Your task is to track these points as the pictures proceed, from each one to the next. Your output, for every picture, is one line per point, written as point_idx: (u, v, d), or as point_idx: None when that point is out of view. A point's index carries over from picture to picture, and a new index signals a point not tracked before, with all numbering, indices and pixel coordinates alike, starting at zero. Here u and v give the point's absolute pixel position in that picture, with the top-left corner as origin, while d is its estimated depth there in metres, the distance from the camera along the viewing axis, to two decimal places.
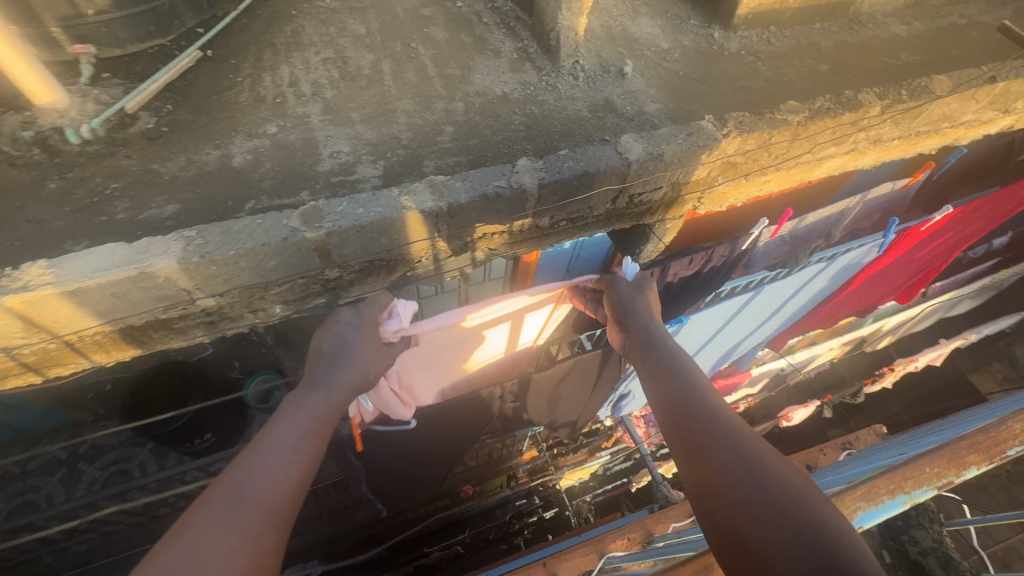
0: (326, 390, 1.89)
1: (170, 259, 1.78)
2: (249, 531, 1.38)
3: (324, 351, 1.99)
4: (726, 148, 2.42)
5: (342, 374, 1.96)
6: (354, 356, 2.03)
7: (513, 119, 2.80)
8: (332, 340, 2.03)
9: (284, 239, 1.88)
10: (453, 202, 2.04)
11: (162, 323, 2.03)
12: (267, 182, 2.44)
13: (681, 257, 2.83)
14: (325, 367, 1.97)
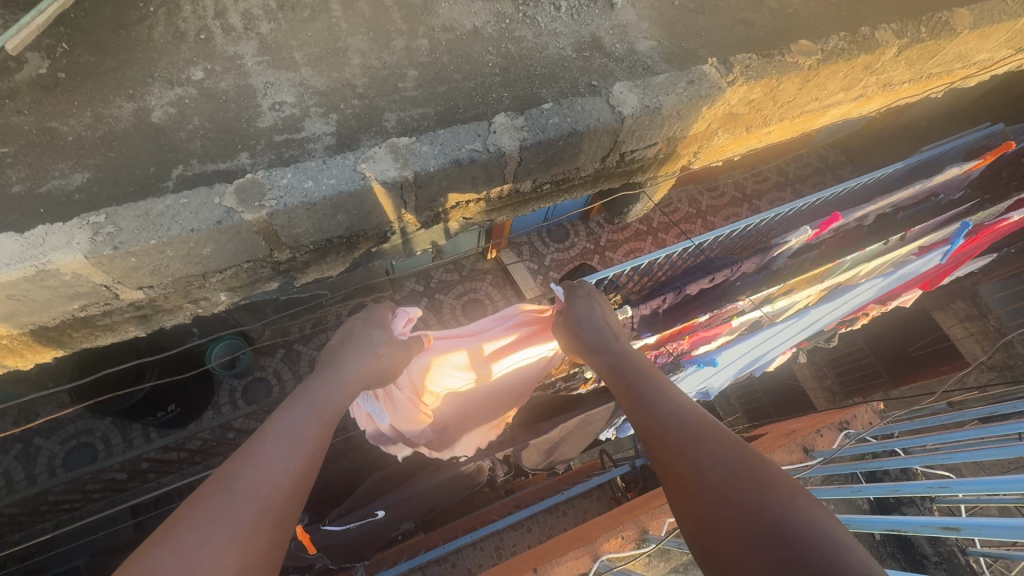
0: (336, 380, 1.74)
1: (75, 254, 1.47)
2: (242, 525, 1.14)
3: (339, 348, 1.93)
4: (730, 98, 2.14)
5: (354, 366, 1.81)
6: (362, 354, 1.87)
7: (487, 61, 2.40)
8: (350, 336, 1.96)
9: (217, 223, 1.57)
10: (420, 170, 1.74)
11: (83, 321, 1.75)
12: (196, 142, 2.06)
13: (702, 275, 2.59)
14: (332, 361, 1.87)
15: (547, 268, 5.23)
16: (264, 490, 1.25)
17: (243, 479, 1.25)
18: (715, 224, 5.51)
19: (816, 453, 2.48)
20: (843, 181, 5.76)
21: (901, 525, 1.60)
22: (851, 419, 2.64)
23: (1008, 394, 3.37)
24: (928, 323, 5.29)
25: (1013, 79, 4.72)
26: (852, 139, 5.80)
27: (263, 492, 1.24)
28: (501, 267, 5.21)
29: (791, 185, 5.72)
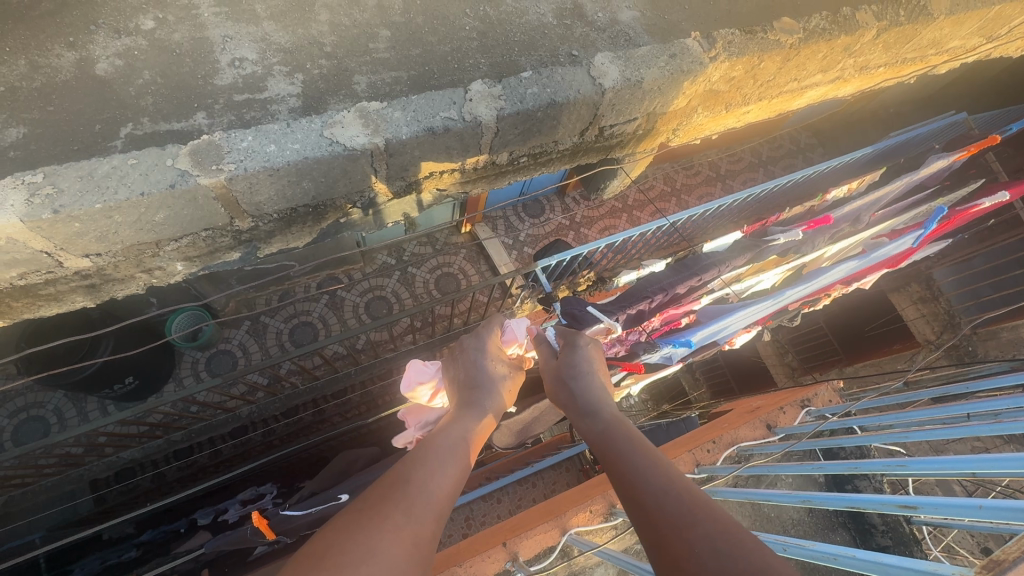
0: (478, 411, 1.71)
1: (9, 216, 1.34)
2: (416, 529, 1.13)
3: (462, 381, 1.87)
4: (711, 74, 2.10)
5: (487, 401, 1.77)
6: (487, 384, 1.85)
7: (464, 23, 2.29)
8: (466, 369, 1.91)
9: (170, 187, 1.46)
10: (392, 138, 1.65)
11: (25, 291, 1.62)
12: (147, 99, 1.90)
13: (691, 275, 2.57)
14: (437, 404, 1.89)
15: (521, 244, 5.17)
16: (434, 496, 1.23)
17: (416, 485, 1.24)
18: (688, 202, 5.55)
19: (778, 428, 2.57)
20: (813, 164, 5.88)
21: (834, 502, 1.72)
22: (812, 396, 2.76)
23: (957, 372, 3.55)
24: (886, 304, 5.55)
25: (977, 70, 4.86)
26: (823, 123, 5.90)
27: (431, 490, 1.24)
28: (475, 242, 5.13)
29: (763, 167, 5.80)
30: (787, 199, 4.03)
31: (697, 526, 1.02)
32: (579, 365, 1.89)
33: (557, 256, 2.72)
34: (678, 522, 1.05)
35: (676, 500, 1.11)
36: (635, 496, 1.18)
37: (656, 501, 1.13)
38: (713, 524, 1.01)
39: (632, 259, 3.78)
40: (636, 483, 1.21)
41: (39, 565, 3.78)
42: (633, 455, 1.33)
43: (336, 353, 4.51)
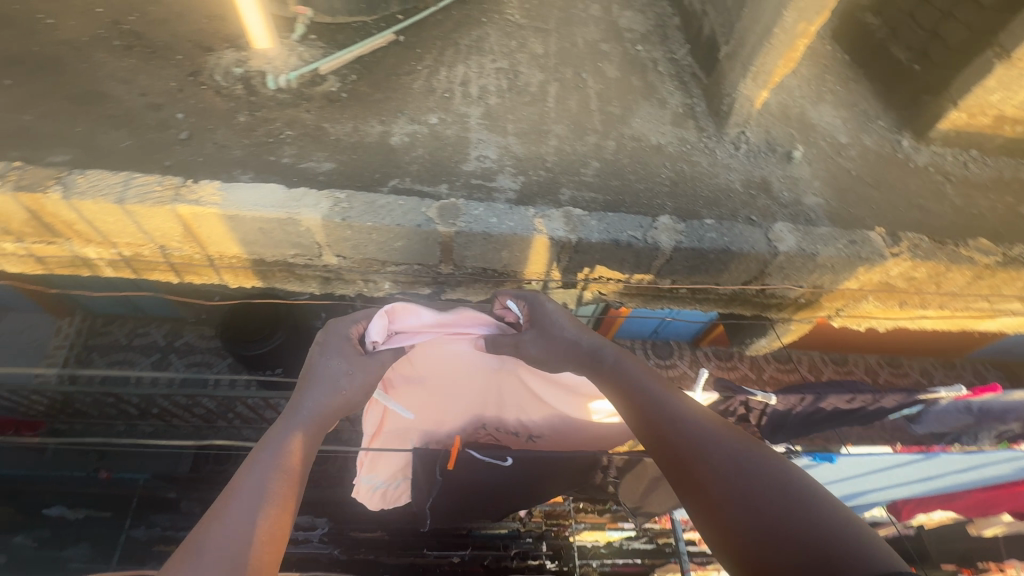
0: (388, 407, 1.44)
1: (316, 213, 1.91)
2: None
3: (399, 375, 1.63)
4: (890, 268, 2.17)
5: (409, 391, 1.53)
6: (329, 379, 1.55)
7: (661, 173, 2.72)
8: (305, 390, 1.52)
9: (417, 226, 1.95)
10: (583, 239, 2.00)
11: (288, 266, 2.17)
12: (414, 166, 2.55)
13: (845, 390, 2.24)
14: (313, 399, 1.52)
15: None
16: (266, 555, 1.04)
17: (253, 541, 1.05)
18: None
19: None
20: None
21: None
22: None
23: None
24: None
25: None
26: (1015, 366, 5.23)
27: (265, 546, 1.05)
28: None
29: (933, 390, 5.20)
30: None
31: (713, 454, 1.18)
32: (553, 320, 1.72)
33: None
34: (695, 452, 1.20)
35: (701, 429, 1.25)
36: (658, 426, 1.31)
37: (675, 434, 1.26)
38: (727, 441, 1.21)
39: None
40: (655, 417, 1.33)
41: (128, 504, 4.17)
42: (646, 388, 1.42)
43: None
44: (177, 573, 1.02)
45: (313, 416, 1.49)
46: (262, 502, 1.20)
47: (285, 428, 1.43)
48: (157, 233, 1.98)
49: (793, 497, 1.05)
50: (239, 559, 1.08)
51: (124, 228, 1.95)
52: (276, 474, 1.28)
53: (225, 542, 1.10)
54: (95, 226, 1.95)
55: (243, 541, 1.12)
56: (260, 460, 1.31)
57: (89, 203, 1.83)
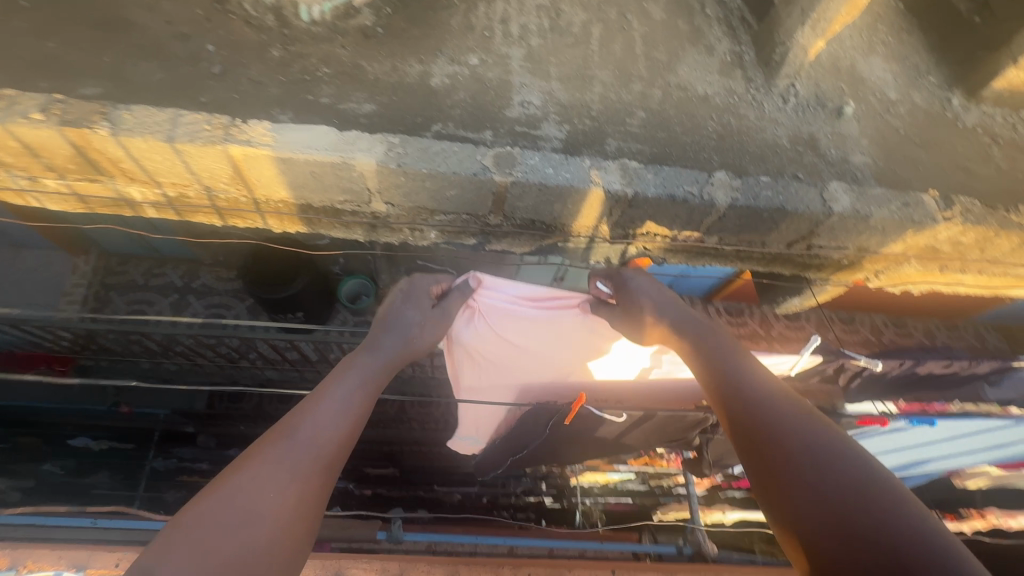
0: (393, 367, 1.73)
1: (371, 158, 1.86)
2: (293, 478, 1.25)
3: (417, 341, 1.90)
4: (940, 232, 2.16)
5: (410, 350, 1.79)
6: (401, 335, 1.87)
7: (707, 125, 2.64)
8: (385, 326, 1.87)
9: (473, 175, 1.91)
10: (640, 193, 1.98)
11: (335, 212, 2.14)
12: (456, 111, 2.44)
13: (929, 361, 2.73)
14: (387, 341, 1.81)
15: None
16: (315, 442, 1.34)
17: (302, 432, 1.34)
18: None
19: None
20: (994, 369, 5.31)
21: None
22: None
23: None
24: None
25: None
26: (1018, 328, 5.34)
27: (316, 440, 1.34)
28: None
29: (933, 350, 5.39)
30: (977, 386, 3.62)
31: (794, 437, 1.32)
32: (655, 297, 1.98)
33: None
34: (774, 432, 1.35)
35: (783, 409, 1.41)
36: (734, 388, 1.53)
37: (756, 411, 1.43)
38: (808, 428, 1.34)
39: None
40: (739, 392, 1.51)
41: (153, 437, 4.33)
42: (737, 368, 1.60)
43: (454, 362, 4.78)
44: (276, 448, 1.28)
45: (391, 356, 1.76)
46: (343, 413, 1.44)
47: (369, 358, 1.70)
48: (205, 174, 1.94)
49: (863, 496, 1.14)
50: (318, 448, 1.33)
51: (172, 167, 1.91)
52: (360, 397, 1.53)
53: (314, 433, 1.35)
54: (142, 165, 1.90)
55: (325, 438, 1.36)
56: (347, 385, 1.55)
57: (138, 141, 1.78)
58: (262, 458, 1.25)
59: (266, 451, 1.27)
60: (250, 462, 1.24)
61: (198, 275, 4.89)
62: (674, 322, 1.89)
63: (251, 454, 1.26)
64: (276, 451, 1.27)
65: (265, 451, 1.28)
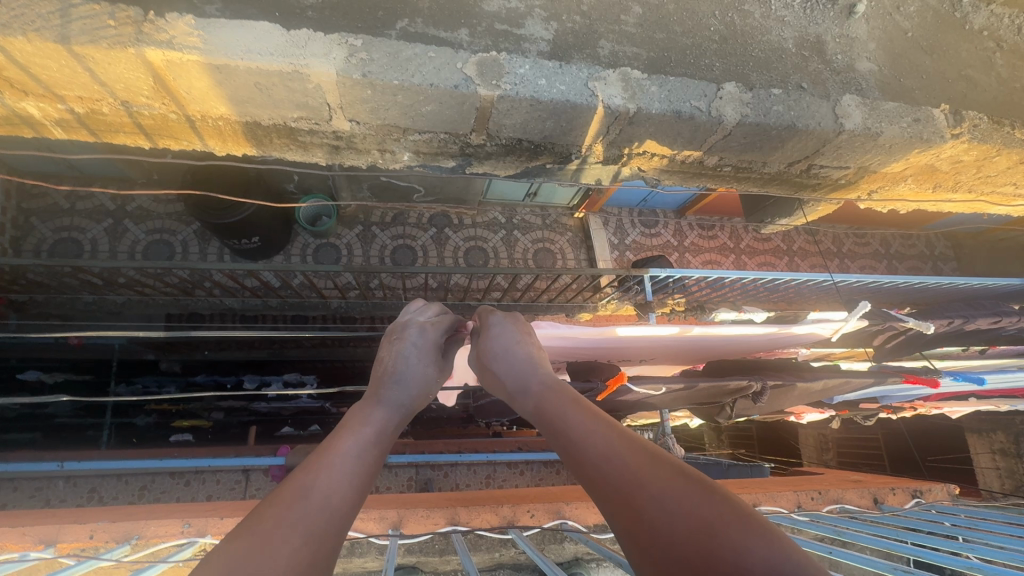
0: (394, 411, 1.26)
1: (330, 67, 1.54)
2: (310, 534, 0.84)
3: (400, 362, 1.41)
4: (945, 150, 2.07)
5: (406, 398, 1.32)
6: (415, 375, 1.39)
7: (709, 24, 2.33)
8: (397, 356, 1.42)
9: (454, 87, 1.63)
10: (643, 109, 1.76)
11: (289, 131, 1.83)
12: (424, 2, 1.98)
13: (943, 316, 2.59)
14: (402, 374, 1.38)
15: (625, 247, 5.18)
16: (337, 501, 0.93)
17: (323, 485, 0.93)
18: (799, 267, 5.39)
19: (884, 504, 2.20)
20: (939, 275, 5.62)
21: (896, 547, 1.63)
22: (923, 490, 2.31)
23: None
24: (961, 441, 5.06)
25: None
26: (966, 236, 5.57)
27: (333, 498, 0.93)
28: (583, 229, 5.20)
29: (887, 259, 5.61)
30: (935, 294, 3.81)
31: (651, 492, 0.83)
32: (500, 346, 1.46)
33: (669, 271, 3.13)
34: (631, 487, 0.86)
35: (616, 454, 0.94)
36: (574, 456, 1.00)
37: (597, 470, 0.93)
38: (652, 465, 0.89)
39: (725, 300, 3.90)
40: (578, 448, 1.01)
41: (112, 369, 3.99)
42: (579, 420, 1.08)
43: (426, 284, 4.56)
44: (276, 517, 0.85)
45: (397, 391, 1.32)
46: (357, 471, 1.01)
47: (384, 409, 1.25)
48: (120, 85, 1.58)
49: (716, 533, 0.73)
50: (335, 512, 0.91)
51: (74, 77, 1.54)
52: (374, 455, 1.09)
53: (328, 495, 0.92)
54: (33, 74, 1.52)
55: (343, 500, 0.93)
56: (361, 430, 1.14)
57: (21, 41, 1.39)
58: (257, 531, 0.81)
59: (272, 512, 0.86)
60: (249, 535, 0.79)
61: (131, 197, 4.34)
62: (510, 382, 1.37)
63: (242, 525, 0.82)
64: (278, 517, 0.85)
65: (262, 521, 0.84)
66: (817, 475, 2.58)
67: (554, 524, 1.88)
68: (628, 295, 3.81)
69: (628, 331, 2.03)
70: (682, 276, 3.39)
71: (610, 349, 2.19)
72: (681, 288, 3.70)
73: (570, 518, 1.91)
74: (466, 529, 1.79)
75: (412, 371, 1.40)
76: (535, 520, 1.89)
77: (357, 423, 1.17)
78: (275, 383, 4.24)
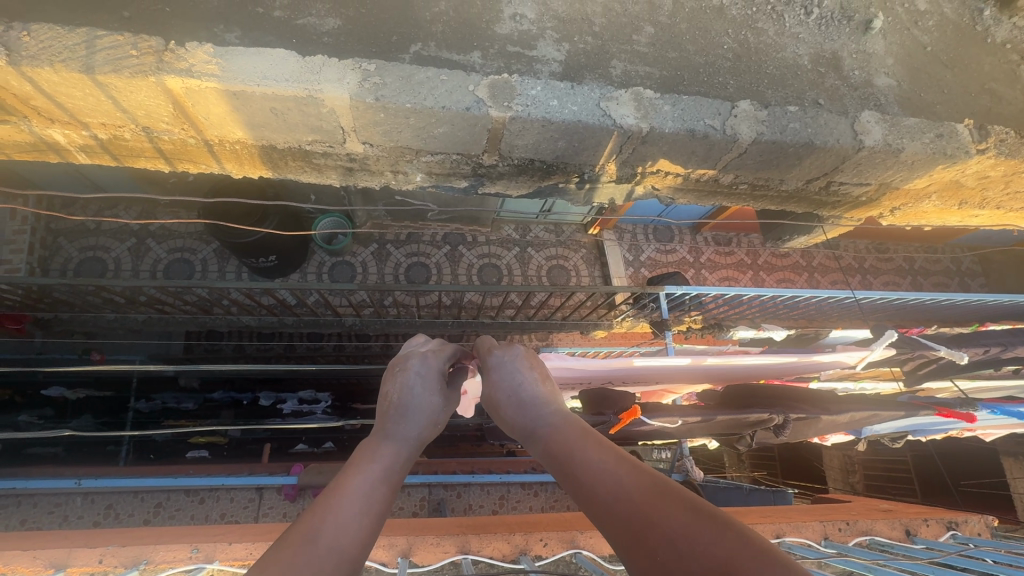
0: (403, 446, 1.25)
1: (344, 91, 1.56)
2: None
3: (404, 394, 1.38)
4: (970, 166, 2.00)
5: (414, 433, 1.30)
6: (423, 407, 1.37)
7: (722, 42, 2.32)
8: (403, 386, 1.40)
9: (466, 110, 1.64)
10: (655, 128, 1.75)
11: (304, 154, 1.85)
12: (437, 26, 2.00)
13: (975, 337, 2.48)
14: (409, 407, 1.35)
15: (640, 264, 5.14)
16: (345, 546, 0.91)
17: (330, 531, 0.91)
18: (819, 283, 5.27)
19: (917, 537, 2.09)
20: (966, 292, 5.44)
21: None
22: (958, 521, 2.20)
23: None
24: (996, 465, 4.84)
25: None
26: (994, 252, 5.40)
27: (342, 546, 0.91)
28: (597, 246, 5.18)
29: (911, 275, 5.47)
30: (964, 312, 3.68)
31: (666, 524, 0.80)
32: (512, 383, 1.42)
33: (685, 288, 3.07)
34: (644, 521, 0.83)
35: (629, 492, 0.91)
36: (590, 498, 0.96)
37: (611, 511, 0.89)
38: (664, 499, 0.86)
39: (743, 318, 3.82)
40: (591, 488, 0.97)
41: (131, 386, 4.05)
42: (588, 454, 1.07)
43: (440, 302, 4.56)
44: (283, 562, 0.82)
45: (405, 427, 1.30)
46: (366, 514, 1.00)
47: (392, 445, 1.23)
48: (141, 112, 1.62)
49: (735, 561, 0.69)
50: (345, 555, 0.90)
51: (97, 104, 1.58)
52: (383, 496, 1.07)
53: (336, 541, 0.91)
54: (58, 101, 1.57)
55: (353, 543, 0.93)
56: (370, 470, 1.12)
57: (47, 70, 1.43)
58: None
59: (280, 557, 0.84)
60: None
61: (154, 217, 4.45)
62: (522, 422, 1.34)
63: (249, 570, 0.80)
64: (286, 562, 0.82)
65: (268, 566, 0.81)
66: (845, 503, 2.47)
67: (567, 554, 1.80)
68: (643, 313, 3.76)
69: (645, 360, 2.06)
70: (698, 294, 3.34)
71: (624, 376, 2.17)
72: (698, 306, 3.64)
73: (585, 548, 1.84)
74: (477, 558, 1.75)
75: (418, 402, 1.37)
76: (548, 549, 1.83)
77: (364, 462, 1.15)
78: (290, 399, 4.25)
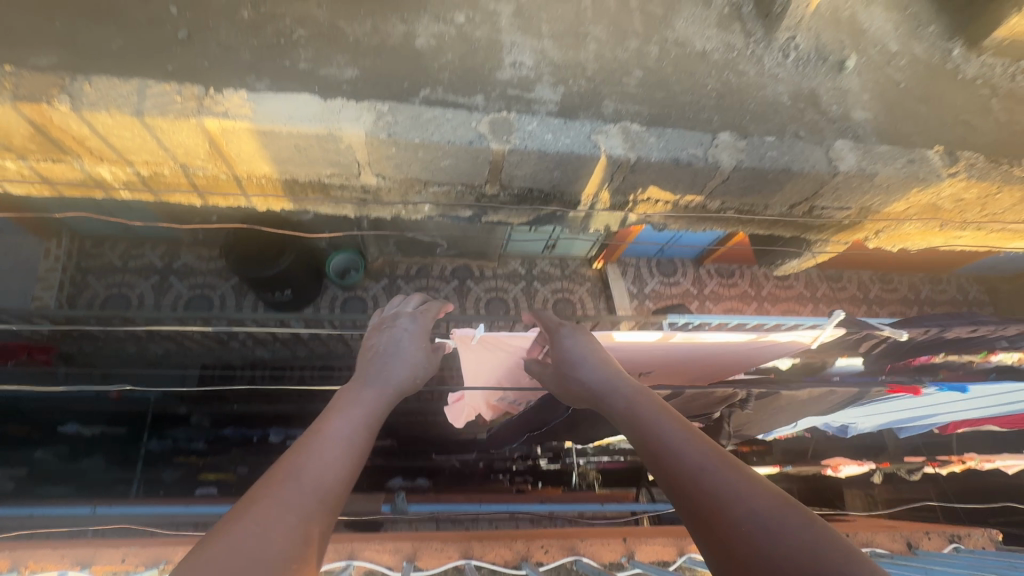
0: (384, 389, 1.42)
1: (361, 129, 1.75)
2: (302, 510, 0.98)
3: (387, 349, 1.56)
4: (943, 189, 2.13)
5: (394, 378, 1.47)
6: (402, 360, 1.55)
7: (707, 84, 2.52)
8: (386, 341, 1.59)
9: (469, 143, 1.81)
10: (642, 157, 1.91)
11: (323, 185, 2.04)
12: (444, 74, 2.22)
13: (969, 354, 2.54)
14: (390, 364, 1.51)
15: (645, 295, 5.25)
16: (329, 481, 1.06)
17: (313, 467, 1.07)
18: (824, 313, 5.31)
19: (921, 551, 2.09)
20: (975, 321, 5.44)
21: None
22: (963, 535, 2.19)
23: None
24: None
25: None
26: (999, 280, 5.42)
27: (325, 477, 1.06)
28: (602, 279, 5.31)
29: (917, 304, 5.49)
30: None
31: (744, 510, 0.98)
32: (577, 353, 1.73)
33: None
34: (721, 503, 1.01)
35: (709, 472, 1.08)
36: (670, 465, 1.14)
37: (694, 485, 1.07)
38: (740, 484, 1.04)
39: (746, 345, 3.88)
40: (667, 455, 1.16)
41: (147, 418, 4.16)
42: (664, 427, 1.25)
43: None
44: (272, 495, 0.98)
45: (385, 374, 1.47)
46: (347, 448, 1.16)
47: (374, 390, 1.40)
48: (180, 150, 1.82)
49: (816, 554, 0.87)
50: (327, 489, 1.05)
51: (143, 145, 1.78)
52: (362, 432, 1.24)
53: (318, 475, 1.06)
54: (109, 143, 1.78)
55: (335, 475, 1.09)
56: (350, 413, 1.28)
57: (103, 116, 1.65)
58: (258, 509, 0.95)
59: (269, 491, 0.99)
60: (253, 514, 0.93)
61: (177, 255, 4.69)
62: (598, 385, 1.57)
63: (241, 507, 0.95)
64: (275, 496, 0.98)
65: (257, 501, 0.97)
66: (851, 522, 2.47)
67: (567, 560, 1.85)
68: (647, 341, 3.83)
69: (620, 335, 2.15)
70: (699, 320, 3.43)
71: None
72: None
73: (585, 556, 1.89)
74: (480, 564, 1.80)
75: (398, 355, 1.55)
76: (549, 557, 1.88)
77: (347, 405, 1.31)
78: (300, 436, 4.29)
